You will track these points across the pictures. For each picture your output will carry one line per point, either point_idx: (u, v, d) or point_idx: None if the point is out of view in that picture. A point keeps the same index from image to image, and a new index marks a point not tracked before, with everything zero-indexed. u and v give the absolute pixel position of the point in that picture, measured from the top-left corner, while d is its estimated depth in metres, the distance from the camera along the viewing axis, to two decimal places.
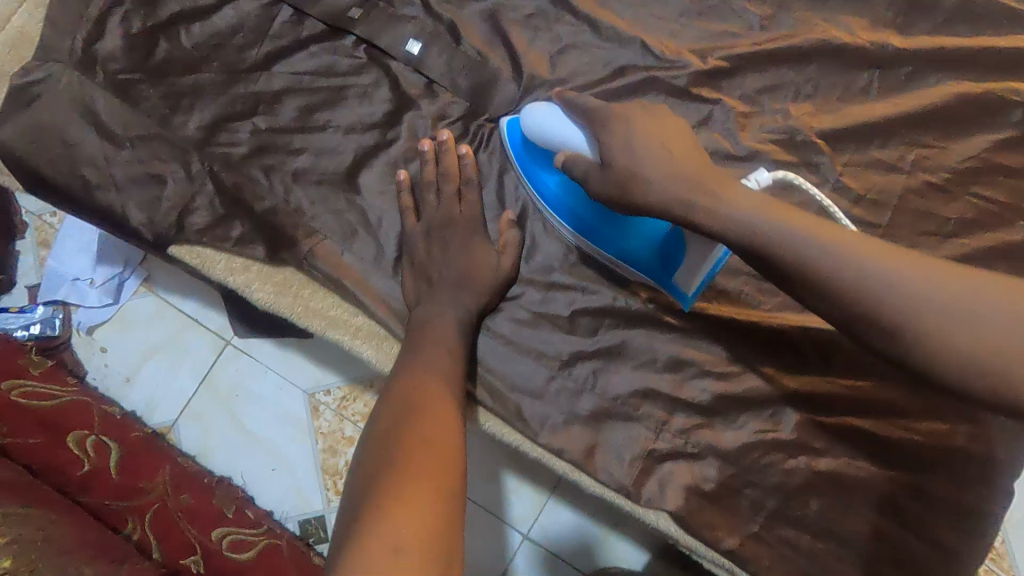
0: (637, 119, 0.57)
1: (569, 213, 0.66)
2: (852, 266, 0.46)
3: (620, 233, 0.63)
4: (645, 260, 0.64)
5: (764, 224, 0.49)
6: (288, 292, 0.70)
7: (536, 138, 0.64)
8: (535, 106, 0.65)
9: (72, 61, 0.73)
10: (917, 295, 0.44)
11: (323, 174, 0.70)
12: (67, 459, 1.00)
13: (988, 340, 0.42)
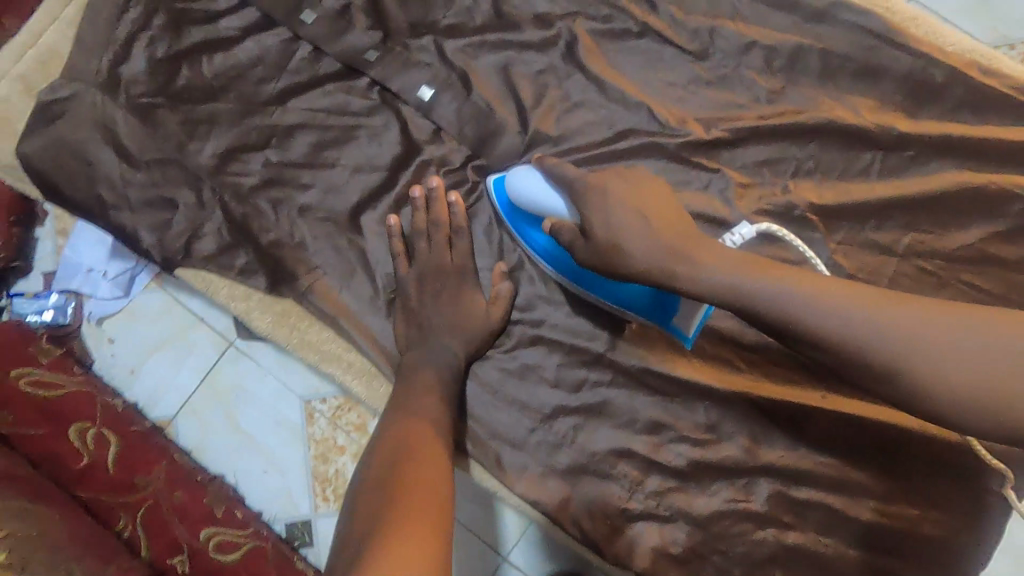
0: (608, 183, 0.60)
1: (565, 268, 0.67)
2: (837, 322, 0.49)
3: (614, 285, 0.64)
4: (643, 306, 0.64)
5: (747, 286, 0.52)
6: (287, 327, 0.74)
7: (521, 204, 0.67)
8: (516, 170, 0.67)
9: (96, 81, 0.75)
10: (896, 340, 0.47)
11: (329, 211, 0.73)
12: (69, 451, 1.06)
13: (965, 378, 0.46)
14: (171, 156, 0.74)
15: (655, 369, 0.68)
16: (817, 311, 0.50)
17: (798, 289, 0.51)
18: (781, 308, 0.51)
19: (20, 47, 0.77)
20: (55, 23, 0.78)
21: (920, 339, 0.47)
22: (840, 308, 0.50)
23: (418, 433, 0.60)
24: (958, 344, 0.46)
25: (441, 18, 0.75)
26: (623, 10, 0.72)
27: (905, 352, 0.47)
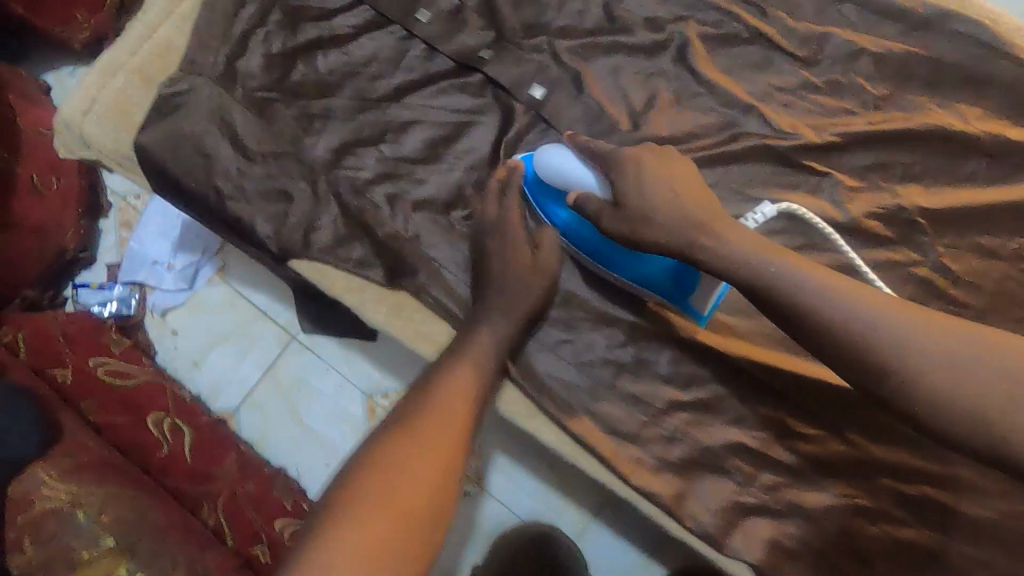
0: (646, 161, 0.63)
1: (586, 242, 0.69)
2: (843, 309, 0.52)
3: (636, 262, 0.67)
4: (661, 285, 0.67)
5: (767, 266, 0.56)
6: (400, 318, 0.74)
7: (548, 178, 0.68)
8: (548, 148, 0.68)
9: (214, 75, 0.77)
10: (893, 332, 0.49)
11: (441, 206, 0.76)
12: (149, 440, 1.04)
13: (936, 375, 0.47)
14: (287, 149, 0.76)
15: (762, 364, 0.69)
16: (824, 293, 0.53)
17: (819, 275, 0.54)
18: (790, 286, 0.54)
19: (138, 42, 0.79)
20: (172, 17, 0.79)
21: (916, 336, 0.49)
22: (848, 296, 0.52)
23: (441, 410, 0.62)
24: (956, 353, 0.48)
25: (553, 20, 0.77)
26: (735, 15, 0.74)
27: (896, 342, 0.49)
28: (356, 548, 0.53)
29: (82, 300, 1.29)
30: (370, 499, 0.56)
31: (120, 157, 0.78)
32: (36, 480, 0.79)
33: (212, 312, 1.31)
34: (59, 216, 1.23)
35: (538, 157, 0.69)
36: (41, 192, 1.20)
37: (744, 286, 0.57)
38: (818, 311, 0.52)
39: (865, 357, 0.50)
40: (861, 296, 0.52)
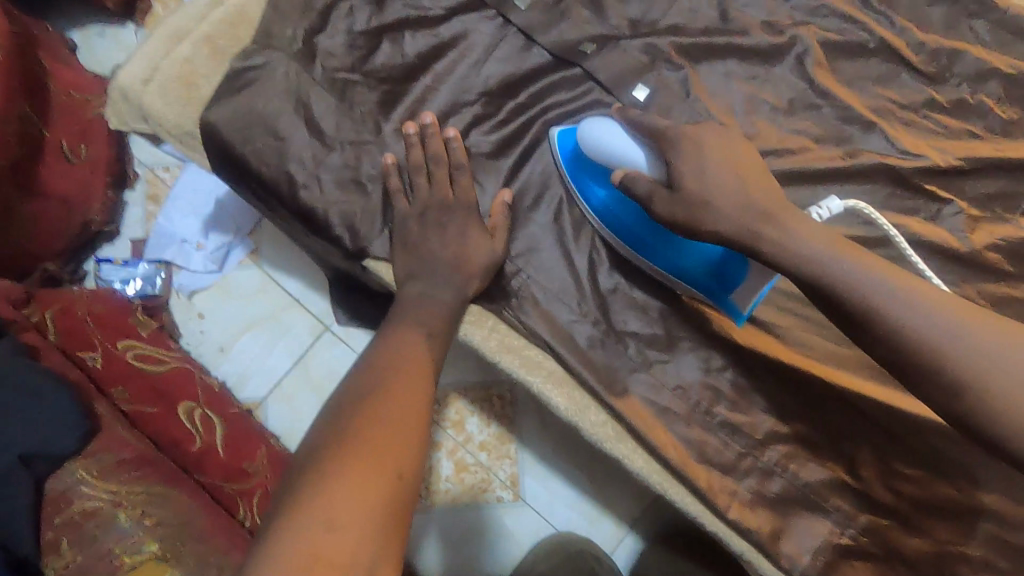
0: (707, 141, 0.57)
1: (622, 224, 0.66)
2: (922, 317, 0.47)
3: (676, 248, 0.63)
4: (701, 278, 0.63)
5: (833, 263, 0.50)
6: (484, 328, 0.68)
7: (589, 150, 0.64)
8: (591, 123, 0.64)
9: (292, 50, 0.70)
10: (973, 350, 0.46)
11: (530, 211, 0.70)
12: (181, 432, 0.98)
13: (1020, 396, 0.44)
14: (368, 137, 0.70)
15: (873, 400, 0.65)
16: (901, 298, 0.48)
17: (890, 278, 0.49)
18: (860, 289, 0.49)
19: (208, 8, 0.73)
20: None
21: (998, 356, 0.45)
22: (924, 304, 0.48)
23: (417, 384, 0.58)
24: None
25: (662, 14, 0.71)
26: (861, 23, 0.69)
27: (980, 363, 0.45)
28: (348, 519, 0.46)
29: (103, 276, 1.21)
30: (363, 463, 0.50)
31: (183, 133, 0.72)
32: (75, 477, 0.73)
33: (243, 297, 1.25)
34: (88, 186, 1.14)
35: (580, 133, 0.65)
36: (72, 161, 1.10)
37: (807, 283, 0.51)
38: (893, 322, 0.48)
39: (939, 376, 0.46)
40: (936, 305, 0.48)
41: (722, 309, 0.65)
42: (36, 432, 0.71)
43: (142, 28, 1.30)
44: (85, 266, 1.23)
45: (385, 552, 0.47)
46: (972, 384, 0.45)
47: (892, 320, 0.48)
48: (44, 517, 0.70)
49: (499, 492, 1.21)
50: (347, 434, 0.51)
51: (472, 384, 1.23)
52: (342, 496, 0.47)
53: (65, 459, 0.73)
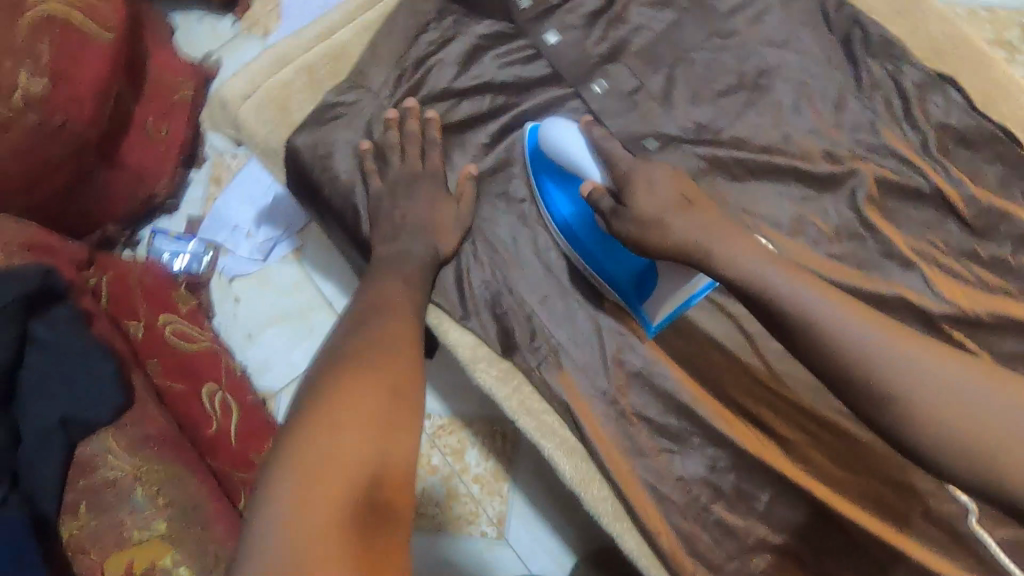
0: (658, 172, 0.66)
1: (564, 222, 0.73)
2: (848, 329, 0.53)
3: (609, 251, 0.71)
4: (624, 282, 0.71)
5: (771, 276, 0.57)
6: (509, 386, 0.72)
7: (550, 145, 0.71)
8: (558, 122, 0.71)
9: (383, 94, 0.76)
10: (890, 360, 0.51)
11: (568, 286, 0.74)
12: (198, 413, 1.03)
13: (933, 401, 0.49)
14: (434, 184, 0.73)
15: (871, 533, 0.67)
16: (827, 311, 0.54)
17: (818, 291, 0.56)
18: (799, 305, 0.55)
19: (314, 41, 0.79)
20: (352, 26, 0.79)
21: (923, 371, 0.50)
22: (860, 326, 0.53)
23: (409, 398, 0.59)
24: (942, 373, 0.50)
25: (728, 125, 0.75)
26: (917, 169, 0.73)
27: (896, 370, 0.51)
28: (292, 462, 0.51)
29: (156, 246, 1.28)
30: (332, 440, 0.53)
31: (268, 150, 0.77)
32: (102, 446, 0.77)
33: (279, 290, 1.30)
34: (161, 163, 1.20)
35: (546, 127, 0.72)
36: (152, 137, 1.17)
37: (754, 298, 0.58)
38: (826, 332, 0.54)
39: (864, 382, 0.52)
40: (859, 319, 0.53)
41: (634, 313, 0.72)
42: (77, 395, 0.76)
43: (238, 21, 1.37)
44: (139, 233, 1.29)
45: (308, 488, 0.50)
46: (892, 395, 0.51)
47: (829, 337, 0.53)
48: (69, 477, 0.75)
49: (484, 526, 1.23)
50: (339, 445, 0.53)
51: (478, 417, 1.26)
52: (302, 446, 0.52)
53: (97, 428, 0.77)
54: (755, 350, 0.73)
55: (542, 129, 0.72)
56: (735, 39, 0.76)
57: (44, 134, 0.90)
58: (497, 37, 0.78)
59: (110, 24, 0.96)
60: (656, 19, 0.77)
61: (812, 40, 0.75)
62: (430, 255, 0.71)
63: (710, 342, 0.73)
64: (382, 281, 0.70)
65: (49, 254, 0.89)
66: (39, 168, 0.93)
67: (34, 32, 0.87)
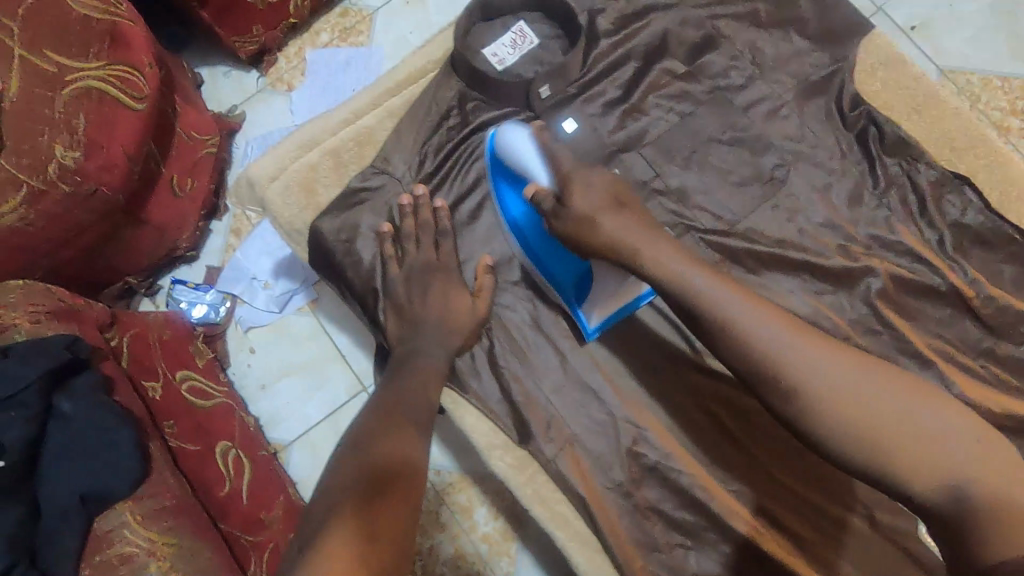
0: (595, 177, 0.70)
1: (517, 226, 0.75)
2: (756, 327, 0.60)
3: (553, 253, 0.74)
4: (564, 282, 0.74)
5: (691, 277, 0.64)
6: (524, 475, 0.72)
7: (507, 151, 0.74)
8: (516, 130, 0.74)
9: (406, 181, 0.78)
10: (794, 359, 0.58)
11: (581, 375, 0.75)
12: (214, 476, 1.01)
13: (840, 400, 0.56)
14: (452, 273, 0.75)
15: None
16: (735, 310, 0.61)
17: (730, 294, 0.63)
18: (725, 317, 0.61)
19: (340, 124, 0.81)
20: (377, 109, 0.81)
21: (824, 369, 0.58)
22: (766, 325, 0.60)
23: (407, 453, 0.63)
24: (840, 374, 0.57)
25: (742, 215, 0.77)
26: (933, 267, 0.73)
27: (801, 366, 0.58)
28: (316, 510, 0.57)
29: (175, 295, 1.31)
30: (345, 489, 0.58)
31: (292, 230, 0.79)
32: (119, 519, 0.78)
33: (294, 342, 1.32)
34: (184, 218, 1.23)
35: (504, 134, 0.75)
36: (177, 194, 1.19)
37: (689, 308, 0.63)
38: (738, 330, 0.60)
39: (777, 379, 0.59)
40: (767, 321, 0.61)
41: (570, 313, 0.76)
42: (96, 468, 0.77)
43: (263, 76, 1.41)
44: (160, 282, 1.32)
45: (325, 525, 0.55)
46: (801, 389, 0.58)
47: (741, 332, 0.60)
48: (86, 552, 0.75)
49: None
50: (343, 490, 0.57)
51: (487, 475, 1.26)
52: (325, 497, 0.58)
53: (114, 500, 0.78)
54: (769, 445, 0.73)
55: (501, 135, 0.75)
56: (752, 132, 0.78)
57: (75, 200, 0.93)
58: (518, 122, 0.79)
59: (144, 93, 0.99)
60: (675, 110, 0.79)
61: (828, 135, 0.77)
62: (447, 343, 0.72)
63: (726, 433, 0.73)
64: (399, 367, 0.71)
65: (73, 319, 0.91)
66: (68, 230, 0.96)
67: (69, 106, 0.89)
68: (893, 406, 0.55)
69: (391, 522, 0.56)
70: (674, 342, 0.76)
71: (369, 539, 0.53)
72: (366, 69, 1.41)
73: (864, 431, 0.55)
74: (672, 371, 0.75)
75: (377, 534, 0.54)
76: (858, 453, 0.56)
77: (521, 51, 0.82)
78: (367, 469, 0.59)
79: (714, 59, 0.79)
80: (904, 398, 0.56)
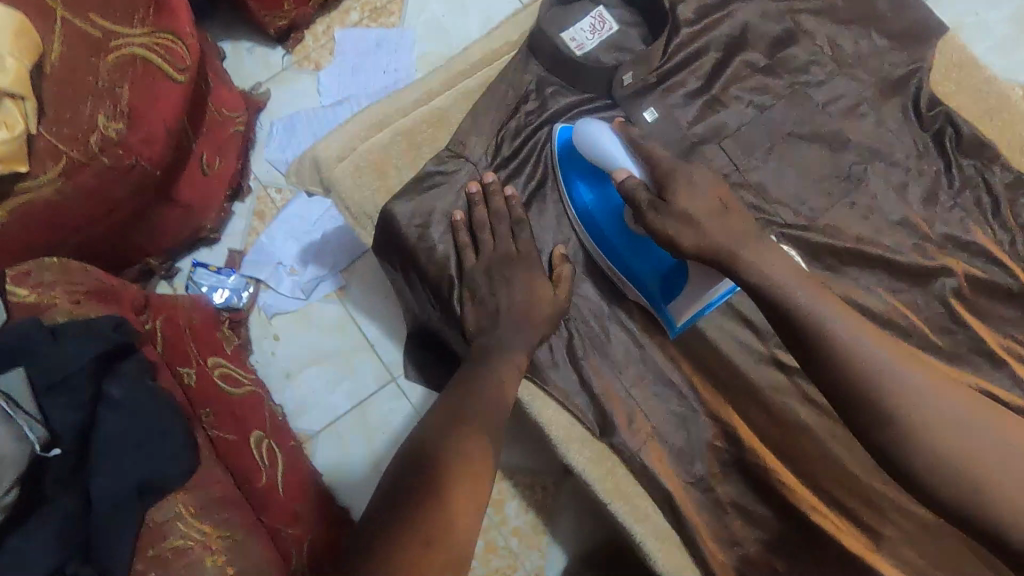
0: (696, 177, 0.70)
1: (594, 223, 0.76)
2: (858, 344, 0.62)
3: (637, 250, 0.75)
4: (650, 281, 0.75)
5: (793, 290, 0.65)
6: (603, 468, 0.72)
7: (584, 147, 0.74)
8: (591, 123, 0.74)
9: (481, 167, 0.77)
10: (894, 379, 0.60)
11: (655, 370, 0.76)
12: (251, 467, 0.96)
13: (934, 425, 0.58)
14: (533, 263, 0.74)
15: None
16: (838, 324, 0.62)
17: (833, 309, 0.64)
18: (826, 328, 0.63)
19: (412, 105, 0.80)
20: (451, 91, 0.81)
21: (921, 393, 0.59)
22: (868, 344, 0.62)
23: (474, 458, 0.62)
24: (937, 401, 0.59)
25: (821, 211, 0.77)
26: (1007, 269, 0.74)
27: (900, 389, 0.60)
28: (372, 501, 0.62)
29: (195, 279, 1.25)
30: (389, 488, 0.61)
31: (361, 213, 0.77)
32: (172, 512, 0.74)
33: (321, 329, 1.27)
34: (210, 198, 1.17)
35: (579, 128, 0.74)
36: (205, 171, 1.14)
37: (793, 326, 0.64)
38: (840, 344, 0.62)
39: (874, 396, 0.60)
40: (869, 340, 0.62)
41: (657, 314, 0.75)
42: (148, 457, 0.73)
43: (289, 54, 1.35)
44: (179, 265, 1.26)
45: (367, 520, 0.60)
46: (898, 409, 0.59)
47: (843, 347, 0.62)
48: (138, 546, 0.71)
49: None
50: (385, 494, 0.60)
51: (520, 469, 1.23)
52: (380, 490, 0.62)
53: (167, 491, 0.74)
54: (843, 440, 0.74)
55: (575, 130, 0.75)
56: (830, 129, 0.78)
57: (113, 174, 0.88)
58: (594, 112, 0.79)
59: (185, 65, 0.94)
60: (755, 103, 0.79)
61: (905, 134, 0.78)
62: (528, 335, 0.72)
63: (798, 426, 0.75)
64: (483, 359, 0.70)
65: (114, 300, 0.86)
66: (104, 207, 0.91)
67: (114, 73, 0.84)
68: (988, 436, 0.57)
69: (445, 519, 0.58)
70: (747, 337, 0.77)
71: (426, 543, 0.56)
72: (396, 52, 1.37)
73: (960, 462, 0.56)
74: (744, 367, 0.76)
75: (433, 538, 0.56)
76: (948, 485, 0.57)
77: (600, 36, 0.83)
78: (417, 463, 0.61)
79: (794, 53, 0.79)
80: (1002, 436, 0.57)
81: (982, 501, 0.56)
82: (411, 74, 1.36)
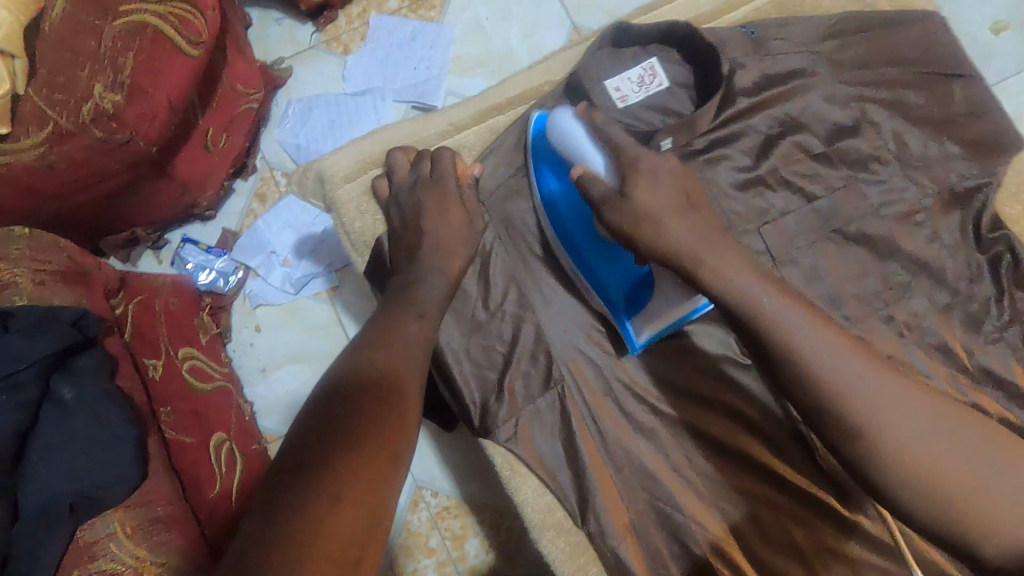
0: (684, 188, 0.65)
1: (558, 219, 0.77)
2: (796, 334, 0.58)
3: (601, 257, 0.76)
4: (614, 291, 0.76)
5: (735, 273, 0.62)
6: (575, 562, 0.74)
7: (558, 136, 0.74)
8: (563, 111, 0.74)
9: (499, 226, 0.80)
10: (828, 367, 0.57)
11: (641, 458, 0.74)
12: (206, 473, 0.89)
13: (873, 419, 0.56)
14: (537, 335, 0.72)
15: None
16: (777, 309, 0.59)
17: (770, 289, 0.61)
18: (765, 315, 0.60)
19: (438, 136, 0.87)
20: (481, 128, 0.86)
21: (855, 381, 0.57)
22: (806, 331, 0.58)
23: (396, 433, 0.57)
24: (872, 387, 0.57)
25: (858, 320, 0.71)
26: None
27: (836, 378, 0.57)
28: (291, 453, 0.54)
29: (182, 255, 1.18)
30: (317, 445, 0.54)
31: (360, 235, 0.83)
32: (105, 530, 0.68)
33: (306, 329, 1.21)
34: (210, 174, 1.09)
35: (553, 115, 0.75)
36: (209, 149, 1.06)
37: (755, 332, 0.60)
38: (783, 335, 0.58)
39: (812, 385, 0.58)
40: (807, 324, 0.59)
41: (619, 329, 0.76)
42: (90, 469, 0.66)
43: (318, 32, 1.28)
44: (168, 236, 1.20)
45: (286, 474, 0.53)
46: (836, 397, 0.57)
47: (785, 336, 0.58)
48: (62, 566, 0.65)
49: None
50: (304, 449, 0.54)
51: (491, 509, 1.17)
52: (298, 447, 0.55)
53: (104, 508, 0.68)
54: (824, 566, 0.72)
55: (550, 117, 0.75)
56: (876, 237, 0.73)
57: (103, 148, 0.80)
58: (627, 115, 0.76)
59: (200, 39, 0.87)
60: (804, 191, 0.74)
61: (959, 252, 0.73)
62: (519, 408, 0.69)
63: (781, 544, 0.73)
64: None
65: (83, 282, 0.80)
66: (90, 176, 0.84)
67: (120, 40, 0.76)
68: (916, 417, 0.56)
69: (355, 481, 0.53)
70: (743, 434, 0.76)
71: (330, 503, 0.51)
72: (431, 48, 1.29)
73: (895, 448, 0.55)
74: (732, 469, 0.75)
75: (340, 495, 0.51)
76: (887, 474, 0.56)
77: (648, 91, 0.76)
78: (315, 427, 0.56)
79: (856, 145, 0.74)
80: (932, 412, 0.56)
81: (919, 485, 0.55)
82: (443, 75, 1.29)
